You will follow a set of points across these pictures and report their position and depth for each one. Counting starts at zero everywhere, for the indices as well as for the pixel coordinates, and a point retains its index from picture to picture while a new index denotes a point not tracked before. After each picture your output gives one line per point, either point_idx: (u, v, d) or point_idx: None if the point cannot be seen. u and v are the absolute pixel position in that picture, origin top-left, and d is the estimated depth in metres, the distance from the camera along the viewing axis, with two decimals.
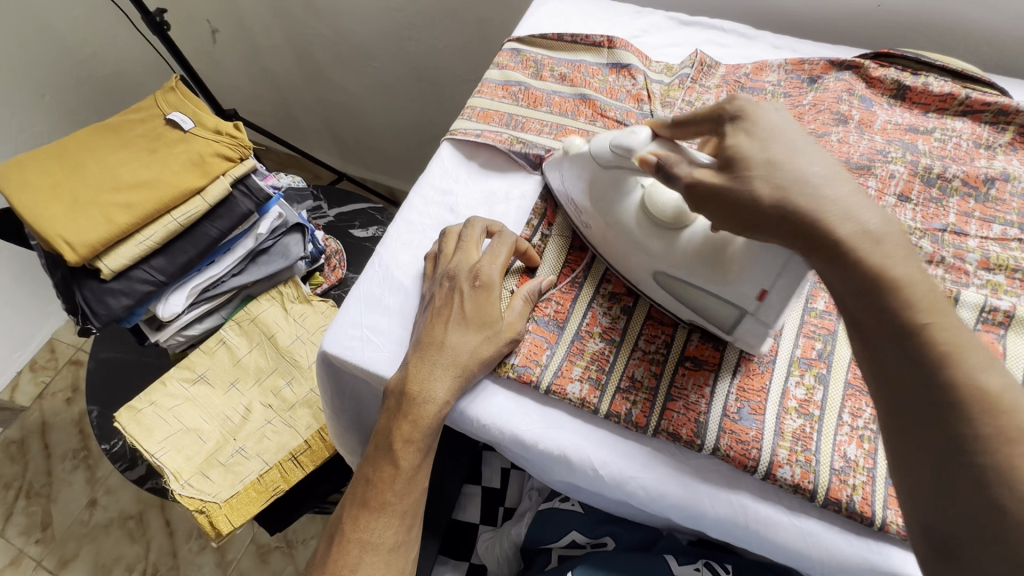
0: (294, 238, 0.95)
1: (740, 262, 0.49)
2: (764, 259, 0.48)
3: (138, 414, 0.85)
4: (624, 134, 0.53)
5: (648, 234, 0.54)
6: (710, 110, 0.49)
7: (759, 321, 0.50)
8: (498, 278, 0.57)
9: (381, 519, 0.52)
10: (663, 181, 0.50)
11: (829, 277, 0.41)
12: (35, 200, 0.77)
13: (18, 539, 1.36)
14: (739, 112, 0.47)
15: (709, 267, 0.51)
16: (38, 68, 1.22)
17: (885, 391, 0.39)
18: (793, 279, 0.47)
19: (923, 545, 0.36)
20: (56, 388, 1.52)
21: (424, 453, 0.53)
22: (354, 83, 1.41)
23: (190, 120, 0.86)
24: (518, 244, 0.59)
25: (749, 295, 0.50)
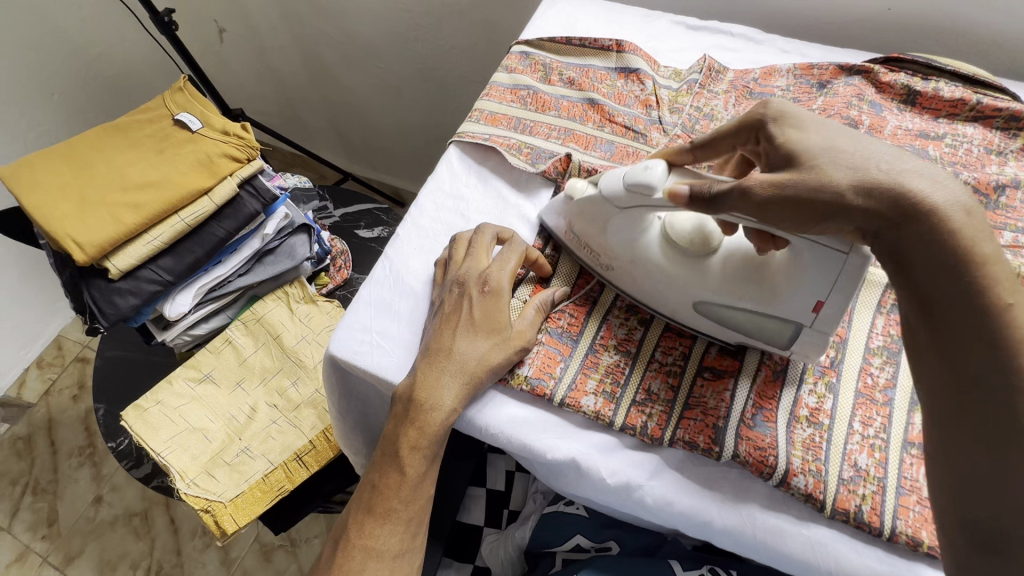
0: (300, 239, 0.95)
1: (789, 274, 0.50)
2: (817, 271, 0.48)
3: (144, 413, 0.85)
4: (637, 169, 0.51)
5: (679, 267, 0.54)
6: (738, 121, 0.51)
7: (818, 332, 0.50)
8: (508, 284, 0.56)
9: (386, 525, 0.53)
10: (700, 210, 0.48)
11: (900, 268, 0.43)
12: (43, 199, 0.77)
13: (25, 535, 1.37)
14: (777, 114, 0.48)
15: (756, 283, 0.52)
16: (48, 66, 1.23)
17: (941, 385, 0.41)
18: (849, 287, 0.47)
19: (955, 528, 0.40)
20: (63, 385, 1.54)
21: (430, 460, 0.53)
22: (361, 84, 1.41)
23: (198, 120, 0.86)
24: (529, 252, 0.59)
25: (804, 311, 0.50)
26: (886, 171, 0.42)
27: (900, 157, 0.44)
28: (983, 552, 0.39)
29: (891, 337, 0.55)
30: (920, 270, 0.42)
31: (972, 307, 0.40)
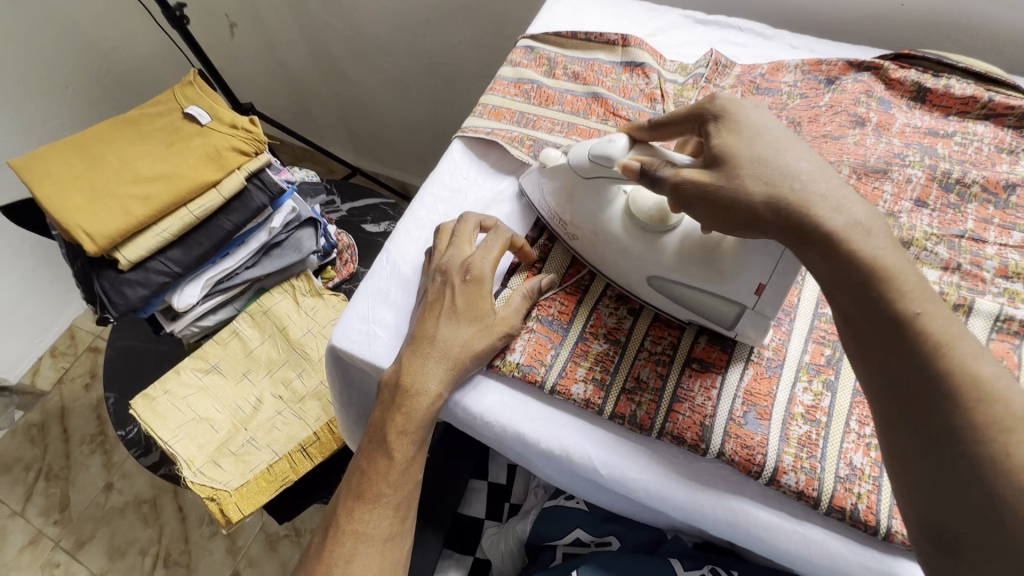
0: (307, 232, 0.96)
1: (735, 257, 0.51)
2: (760, 255, 0.50)
3: (152, 402, 0.87)
4: (601, 143, 0.53)
5: (636, 240, 0.55)
6: (690, 109, 0.50)
7: (761, 315, 0.51)
8: (490, 272, 0.56)
9: (376, 510, 0.53)
10: (648, 187, 0.48)
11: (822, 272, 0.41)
12: (56, 190, 0.78)
13: (38, 519, 1.40)
14: (720, 110, 0.47)
15: (704, 265, 0.52)
16: (61, 59, 1.24)
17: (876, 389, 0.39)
18: (786, 270, 0.49)
19: (921, 539, 0.37)
20: (76, 373, 1.56)
21: (418, 443, 0.54)
22: (368, 78, 1.42)
23: (207, 114, 0.87)
24: (514, 239, 0.59)
25: (748, 293, 0.51)
26: (798, 186, 0.42)
27: (819, 169, 0.43)
28: (945, 556, 0.35)
29: None
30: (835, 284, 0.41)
31: (889, 314, 0.38)
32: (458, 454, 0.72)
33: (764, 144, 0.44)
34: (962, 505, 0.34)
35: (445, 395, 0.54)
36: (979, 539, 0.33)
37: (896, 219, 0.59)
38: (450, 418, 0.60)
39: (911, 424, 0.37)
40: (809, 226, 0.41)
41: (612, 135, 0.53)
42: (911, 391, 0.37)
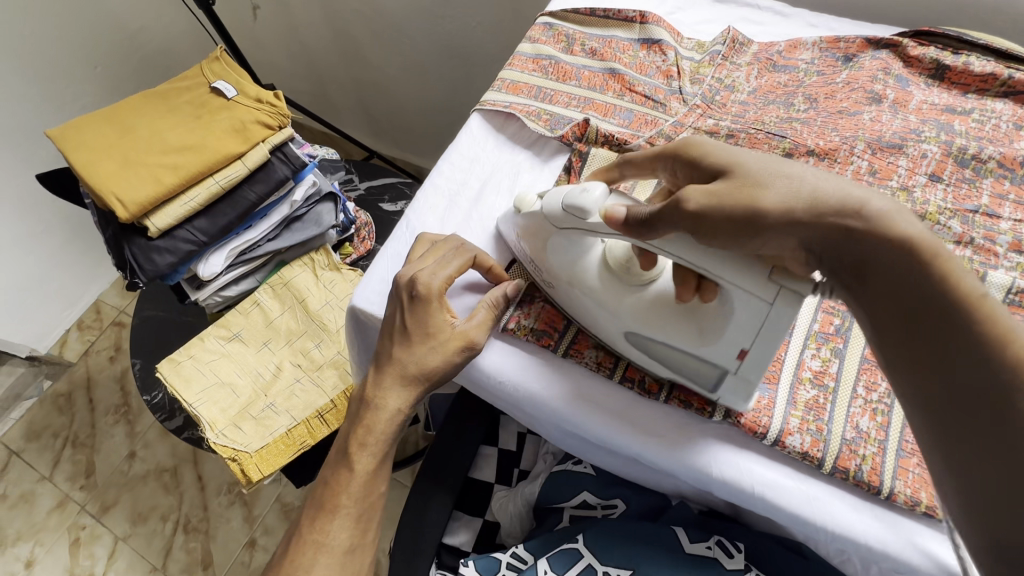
0: (327, 207, 0.99)
1: (721, 315, 0.49)
2: (744, 315, 0.46)
3: (178, 366, 0.90)
4: (574, 194, 0.51)
5: (614, 295, 0.54)
6: (660, 150, 0.52)
7: (741, 381, 0.49)
8: (439, 288, 0.55)
9: (335, 520, 0.56)
10: (634, 234, 0.47)
11: (870, 266, 0.41)
12: (90, 158, 0.82)
13: (65, 484, 1.46)
14: (692, 147, 0.49)
15: (685, 326, 0.52)
16: (91, 39, 1.28)
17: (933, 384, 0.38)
18: (771, 343, 0.46)
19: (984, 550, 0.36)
20: (101, 347, 1.62)
21: (378, 458, 0.57)
22: (387, 61, 1.43)
23: (233, 88, 0.90)
24: (478, 257, 0.59)
25: (729, 359, 0.49)
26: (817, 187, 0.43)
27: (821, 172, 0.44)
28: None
29: None
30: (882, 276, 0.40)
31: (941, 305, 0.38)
32: (461, 420, 0.73)
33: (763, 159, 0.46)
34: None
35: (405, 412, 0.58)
36: None
37: (910, 193, 0.60)
38: (462, 378, 0.64)
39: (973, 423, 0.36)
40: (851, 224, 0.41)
41: (585, 184, 0.51)
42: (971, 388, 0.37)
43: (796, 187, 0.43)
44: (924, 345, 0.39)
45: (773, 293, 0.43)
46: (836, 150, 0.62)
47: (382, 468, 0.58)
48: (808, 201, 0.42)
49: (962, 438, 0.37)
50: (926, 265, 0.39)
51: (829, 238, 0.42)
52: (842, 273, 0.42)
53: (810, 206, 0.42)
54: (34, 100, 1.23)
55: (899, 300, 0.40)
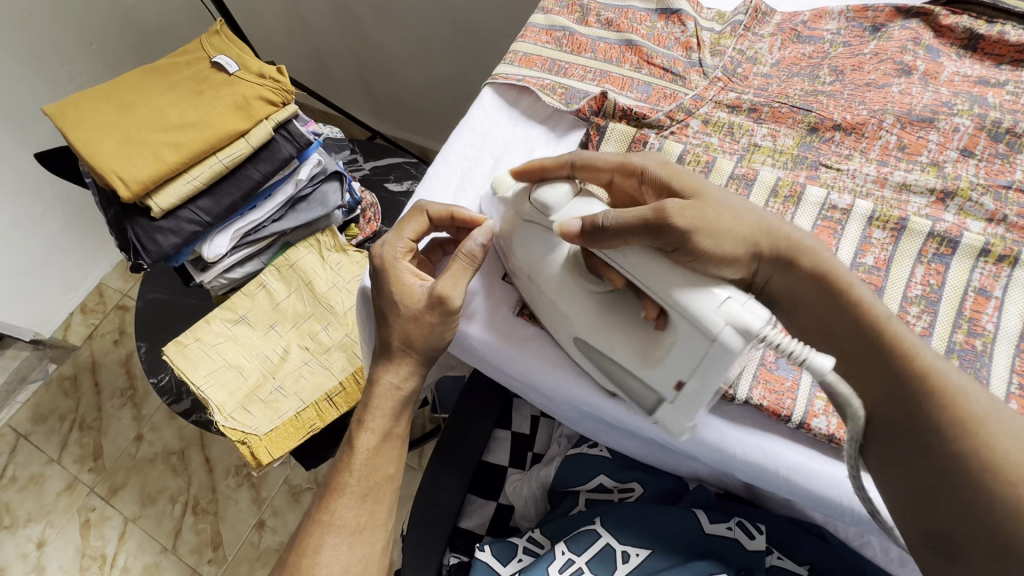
0: (332, 186, 0.96)
1: (662, 345, 0.48)
2: (685, 350, 0.45)
3: (184, 349, 0.89)
4: (547, 191, 0.52)
5: (566, 299, 0.53)
6: (623, 163, 0.52)
7: (679, 412, 0.49)
8: (396, 257, 0.58)
9: (341, 500, 0.55)
10: (589, 242, 0.49)
11: (794, 283, 0.49)
12: (91, 135, 0.80)
13: (73, 466, 1.46)
14: (657, 172, 0.51)
15: (629, 347, 0.50)
16: (86, 14, 1.25)
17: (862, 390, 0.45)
18: (716, 361, 0.43)
19: (920, 544, 0.41)
20: (105, 330, 1.61)
21: (379, 435, 0.58)
22: (390, 37, 1.39)
23: (234, 63, 0.87)
24: (431, 214, 0.60)
25: (665, 388, 0.48)
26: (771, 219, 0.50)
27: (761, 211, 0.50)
28: (941, 558, 0.40)
29: (930, 287, 0.53)
30: (810, 301, 0.48)
31: (859, 321, 0.45)
32: (473, 405, 0.72)
33: (726, 194, 0.51)
34: (948, 503, 0.39)
35: (410, 389, 0.59)
36: (972, 538, 0.38)
37: (940, 169, 0.58)
38: (460, 351, 0.62)
39: (900, 421, 0.42)
40: (792, 255, 0.48)
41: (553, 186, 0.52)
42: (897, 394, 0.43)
43: (747, 212, 0.50)
44: (858, 365, 0.45)
45: (714, 332, 0.42)
46: (864, 124, 0.60)
47: (386, 444, 0.58)
48: (758, 235, 0.48)
49: (891, 438, 0.43)
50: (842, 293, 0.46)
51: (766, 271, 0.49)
52: (782, 297, 0.50)
53: (768, 237, 0.48)
54: (29, 79, 1.20)
55: (830, 325, 0.47)
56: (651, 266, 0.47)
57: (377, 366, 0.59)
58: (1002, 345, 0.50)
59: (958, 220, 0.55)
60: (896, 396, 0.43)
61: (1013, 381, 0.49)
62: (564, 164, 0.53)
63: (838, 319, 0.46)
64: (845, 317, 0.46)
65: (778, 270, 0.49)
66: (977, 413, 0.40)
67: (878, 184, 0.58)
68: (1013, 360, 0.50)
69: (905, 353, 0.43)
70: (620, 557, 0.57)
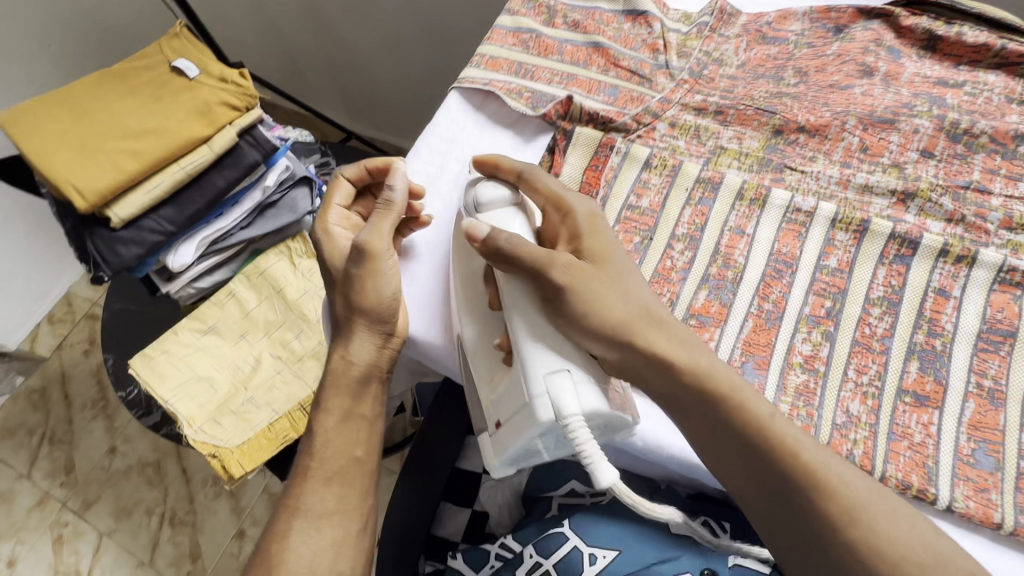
0: (302, 191, 0.94)
1: (502, 382, 0.49)
2: (512, 396, 0.47)
3: (151, 361, 0.87)
4: (487, 188, 0.53)
5: (464, 295, 0.55)
6: (559, 197, 0.52)
7: (494, 443, 0.50)
8: (326, 228, 0.60)
9: (305, 484, 0.55)
10: (486, 251, 0.50)
11: (666, 382, 0.48)
12: (44, 144, 0.77)
13: (44, 481, 1.42)
14: (576, 222, 0.51)
15: (481, 370, 0.52)
16: (41, 15, 1.20)
17: (750, 486, 0.45)
18: (526, 418, 0.45)
19: None
20: (74, 340, 1.56)
21: (339, 414, 0.57)
22: (361, 37, 1.37)
23: (195, 67, 0.85)
24: (347, 179, 0.62)
25: (492, 418, 0.50)
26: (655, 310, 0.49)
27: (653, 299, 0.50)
28: None
29: (891, 288, 0.54)
30: (685, 398, 0.47)
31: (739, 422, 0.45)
32: (446, 412, 0.71)
33: (629, 271, 0.51)
34: None
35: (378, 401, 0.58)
36: None
37: (902, 170, 0.58)
38: (421, 355, 0.61)
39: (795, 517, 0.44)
40: (671, 347, 0.48)
41: (498, 184, 0.53)
42: (784, 493, 0.44)
43: (633, 299, 0.49)
44: (738, 464, 0.46)
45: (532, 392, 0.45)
46: (826, 126, 0.61)
47: (347, 424, 0.57)
48: (636, 322, 0.48)
49: (780, 531, 0.44)
50: (721, 397, 0.46)
51: (631, 365, 0.48)
52: (657, 391, 0.48)
53: (647, 325, 0.48)
54: None
55: (707, 424, 0.47)
56: (521, 310, 0.48)
57: (332, 361, 0.58)
58: (961, 345, 0.51)
59: (919, 221, 0.56)
60: (783, 494, 0.44)
61: (970, 380, 0.50)
62: (512, 171, 0.54)
63: (714, 419, 0.46)
64: (723, 418, 0.46)
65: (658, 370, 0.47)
66: (859, 502, 0.42)
67: (841, 185, 0.58)
68: (971, 359, 0.50)
69: (789, 456, 0.44)
70: (587, 559, 0.58)
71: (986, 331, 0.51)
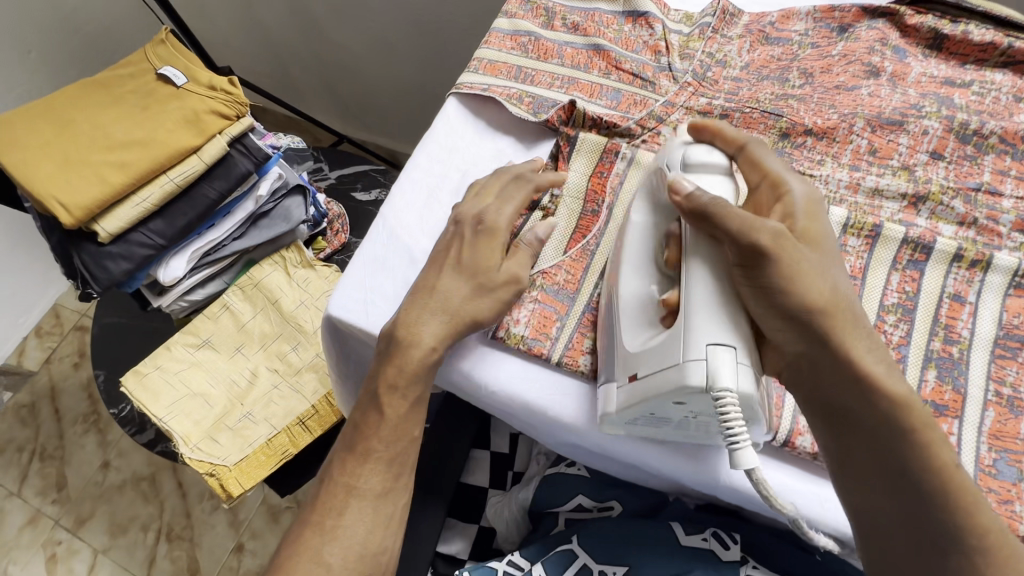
0: (296, 201, 0.92)
1: (653, 336, 0.46)
2: (660, 353, 0.45)
3: (144, 378, 0.84)
4: (701, 150, 0.49)
5: (635, 248, 0.52)
6: (773, 173, 0.50)
7: (617, 394, 0.48)
8: (505, 227, 0.55)
9: (366, 465, 0.52)
10: (687, 211, 0.47)
11: (860, 402, 0.44)
12: (26, 157, 0.74)
13: (35, 499, 1.39)
14: (792, 201, 0.48)
15: (627, 319, 0.49)
16: (21, 20, 1.16)
17: (895, 506, 0.44)
18: (675, 379, 0.43)
19: None
20: (63, 353, 1.53)
21: (397, 418, 0.52)
22: (352, 38, 1.35)
23: (182, 75, 0.82)
24: (536, 186, 0.58)
25: (625, 370, 0.47)
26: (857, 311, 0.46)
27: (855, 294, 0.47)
28: None
29: (906, 294, 0.53)
30: (870, 423, 0.44)
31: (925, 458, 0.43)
32: (450, 427, 0.70)
33: (835, 258, 0.47)
34: None
35: None
36: None
37: (911, 173, 0.57)
38: (447, 384, 0.58)
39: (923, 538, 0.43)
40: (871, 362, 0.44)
41: (712, 150, 0.50)
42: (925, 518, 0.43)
43: (839, 291, 0.46)
44: (891, 489, 0.44)
45: (686, 355, 0.43)
46: (834, 128, 0.59)
47: (411, 421, 0.53)
48: (836, 314, 0.44)
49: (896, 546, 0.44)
50: (918, 431, 0.43)
51: (816, 362, 0.45)
52: (844, 402, 0.45)
53: (851, 324, 0.45)
54: None
55: (882, 449, 0.44)
56: (707, 271, 0.45)
57: None
58: (978, 351, 0.50)
59: (931, 225, 0.55)
60: (924, 520, 0.43)
61: (989, 388, 0.49)
62: (735, 142, 0.51)
63: (896, 446, 0.43)
64: (910, 444, 0.43)
65: (851, 383, 0.44)
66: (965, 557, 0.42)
67: (851, 189, 0.57)
68: (988, 366, 0.50)
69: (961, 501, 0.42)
70: None
71: (1002, 337, 0.51)
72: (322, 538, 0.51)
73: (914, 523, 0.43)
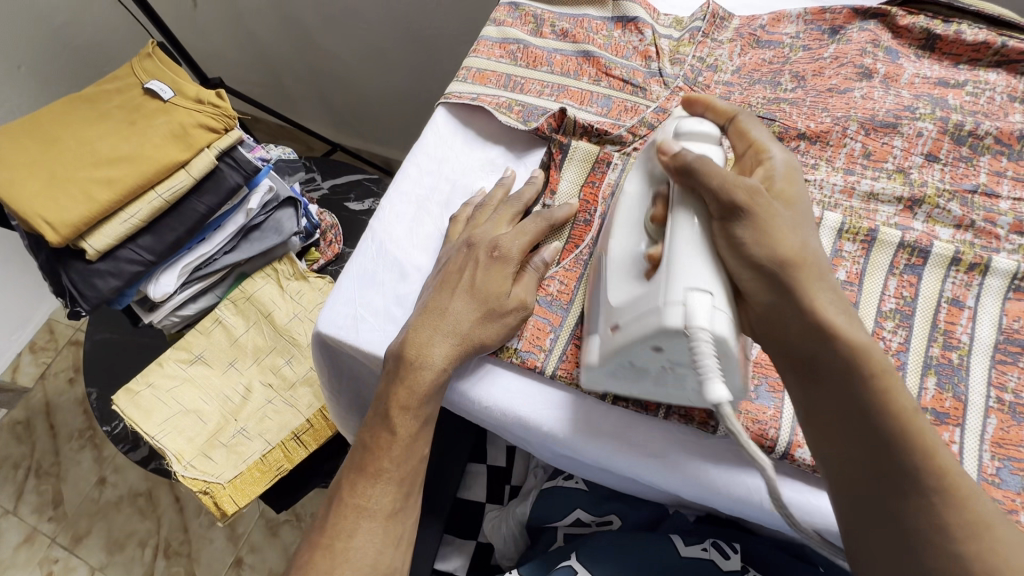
0: (287, 212, 0.92)
1: (638, 285, 0.46)
2: (641, 300, 0.44)
3: (136, 396, 0.83)
4: (693, 121, 0.49)
5: (625, 214, 0.51)
6: (757, 142, 0.49)
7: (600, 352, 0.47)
8: (517, 255, 0.54)
9: (377, 485, 0.51)
10: (672, 169, 0.47)
11: (823, 349, 0.42)
12: (12, 176, 0.73)
13: (31, 517, 1.37)
14: (772, 163, 0.47)
15: (612, 276, 0.49)
16: (10, 35, 1.15)
17: (857, 454, 0.42)
18: (652, 322, 0.42)
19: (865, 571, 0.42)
20: (58, 368, 1.52)
21: (386, 438, 0.51)
22: (342, 46, 1.34)
23: (169, 88, 0.81)
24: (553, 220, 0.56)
25: (609, 323, 0.47)
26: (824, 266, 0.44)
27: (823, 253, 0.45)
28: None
29: (903, 300, 0.52)
30: (829, 368, 0.42)
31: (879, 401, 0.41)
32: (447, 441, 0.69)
33: (808, 220, 0.46)
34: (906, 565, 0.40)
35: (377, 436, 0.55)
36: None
37: (906, 175, 0.57)
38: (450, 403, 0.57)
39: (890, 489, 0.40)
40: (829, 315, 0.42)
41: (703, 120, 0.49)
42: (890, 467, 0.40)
43: (808, 248, 0.44)
44: (856, 437, 0.42)
45: (664, 296, 0.42)
46: (828, 131, 0.58)
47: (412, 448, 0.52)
48: (800, 266, 0.43)
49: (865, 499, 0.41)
50: (871, 377, 0.41)
51: (784, 311, 0.43)
52: (803, 349, 0.43)
53: (816, 276, 0.43)
54: None
55: (845, 396, 0.42)
56: (688, 221, 0.45)
57: None
58: (978, 357, 0.49)
59: (927, 228, 0.54)
60: (887, 469, 0.40)
61: (990, 395, 0.48)
62: (727, 113, 0.51)
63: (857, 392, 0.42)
64: (866, 387, 0.41)
65: (814, 332, 0.43)
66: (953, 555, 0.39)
67: (846, 194, 0.56)
68: (989, 372, 0.49)
69: (917, 447, 0.40)
70: None
71: (1003, 341, 0.50)
72: (331, 562, 0.49)
73: (874, 468, 0.41)
